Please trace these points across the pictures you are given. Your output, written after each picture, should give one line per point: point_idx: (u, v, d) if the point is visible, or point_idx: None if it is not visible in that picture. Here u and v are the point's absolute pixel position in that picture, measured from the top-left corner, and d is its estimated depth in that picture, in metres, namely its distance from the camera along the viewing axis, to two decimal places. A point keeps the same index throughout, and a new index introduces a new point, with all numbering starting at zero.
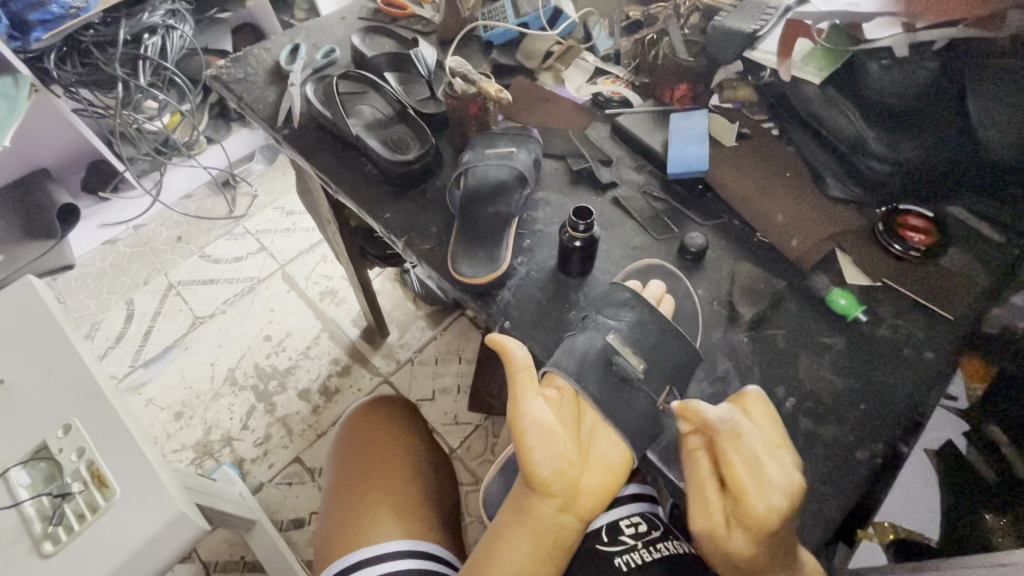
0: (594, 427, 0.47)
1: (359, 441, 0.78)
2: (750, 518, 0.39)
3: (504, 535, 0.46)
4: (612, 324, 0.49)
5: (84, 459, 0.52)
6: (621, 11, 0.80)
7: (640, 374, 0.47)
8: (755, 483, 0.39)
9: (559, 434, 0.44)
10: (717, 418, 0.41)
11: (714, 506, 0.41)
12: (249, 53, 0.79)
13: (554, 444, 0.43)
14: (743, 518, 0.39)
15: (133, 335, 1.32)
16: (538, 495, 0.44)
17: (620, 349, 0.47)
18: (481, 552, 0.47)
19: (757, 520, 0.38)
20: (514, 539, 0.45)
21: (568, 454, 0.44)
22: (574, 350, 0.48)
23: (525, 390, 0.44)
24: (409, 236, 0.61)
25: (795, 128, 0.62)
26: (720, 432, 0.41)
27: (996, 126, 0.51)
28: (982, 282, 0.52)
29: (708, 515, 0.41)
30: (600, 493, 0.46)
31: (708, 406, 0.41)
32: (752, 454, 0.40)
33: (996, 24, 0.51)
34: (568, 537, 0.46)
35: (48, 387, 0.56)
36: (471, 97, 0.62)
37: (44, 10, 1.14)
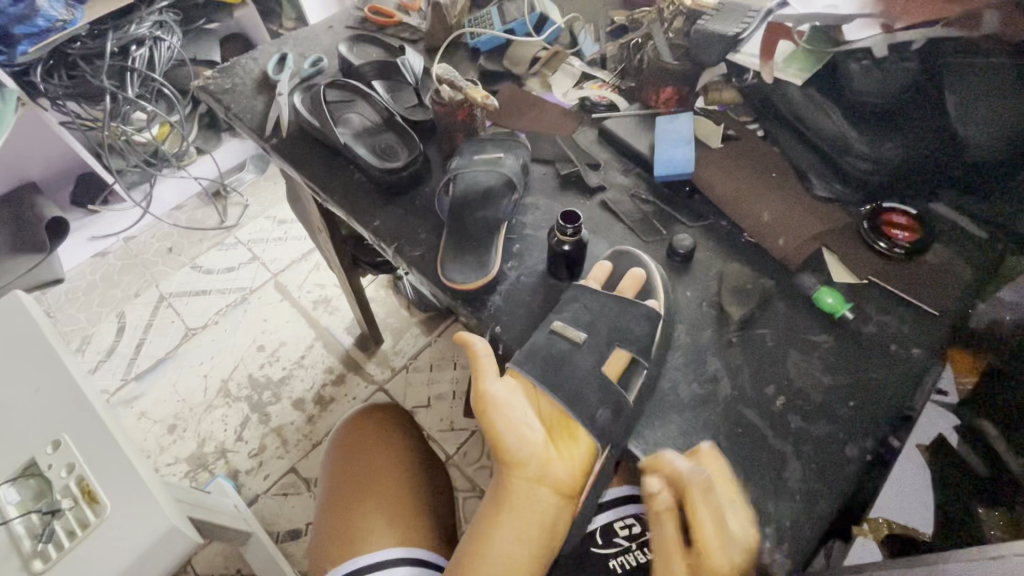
0: (552, 411, 0.49)
1: (348, 449, 0.78)
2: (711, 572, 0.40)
3: (487, 523, 0.47)
4: (557, 314, 0.51)
5: (73, 475, 0.51)
6: (606, 17, 0.80)
7: (580, 343, 0.49)
8: (716, 540, 0.41)
9: (520, 410, 0.47)
10: (688, 466, 0.44)
11: (675, 561, 0.43)
12: (237, 62, 0.79)
13: (515, 418, 0.46)
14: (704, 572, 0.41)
15: (125, 347, 1.31)
16: (511, 473, 0.46)
17: (561, 332, 0.50)
18: (467, 547, 0.47)
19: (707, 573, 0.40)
20: (496, 522, 0.46)
21: (531, 428, 0.46)
22: (541, 340, 0.50)
23: (485, 372, 0.48)
24: (399, 243, 0.61)
25: (781, 128, 0.62)
26: (687, 483, 0.43)
27: (974, 124, 0.51)
28: (965, 277, 0.53)
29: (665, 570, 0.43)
30: (571, 467, 0.46)
31: (678, 457, 0.44)
32: (718, 506, 0.42)
33: (973, 24, 0.51)
34: (549, 515, 0.45)
35: (35, 401, 0.55)
36: (458, 104, 0.63)
37: (30, 23, 1.13)
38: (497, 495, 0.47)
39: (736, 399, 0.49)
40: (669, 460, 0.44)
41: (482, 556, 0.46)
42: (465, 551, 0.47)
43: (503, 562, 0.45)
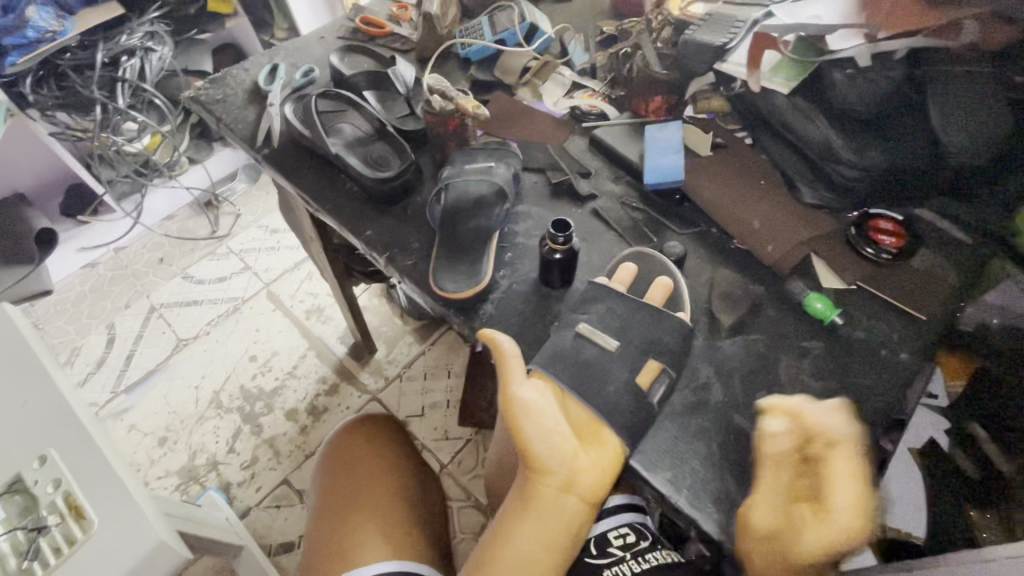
0: (581, 414, 0.46)
1: (339, 461, 0.77)
2: (831, 520, 0.37)
3: (506, 524, 0.45)
4: (582, 316, 0.51)
5: (60, 490, 0.50)
6: (595, 27, 0.82)
7: (613, 350, 0.48)
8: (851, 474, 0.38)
9: (550, 414, 0.44)
10: (832, 412, 0.43)
11: (779, 505, 0.40)
12: (228, 73, 0.79)
13: (544, 422, 0.44)
14: (821, 519, 0.37)
15: (114, 359, 1.29)
16: (537, 477, 0.44)
17: (589, 335, 0.49)
18: (483, 547, 0.46)
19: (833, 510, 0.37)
20: (516, 526, 0.44)
21: (562, 432, 0.44)
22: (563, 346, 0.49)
23: (514, 375, 0.46)
24: (391, 252, 0.61)
25: (767, 135, 0.63)
26: (828, 423, 0.42)
27: (958, 132, 0.52)
28: (951, 281, 0.54)
29: (764, 513, 0.40)
30: (599, 472, 0.44)
31: (820, 410, 0.43)
32: (858, 466, 0.39)
33: (953, 33, 0.51)
34: (573, 519, 0.44)
35: (18, 415, 0.54)
36: (449, 114, 0.63)
37: (19, 34, 1.13)
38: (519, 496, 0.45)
39: (728, 406, 0.49)
40: (813, 404, 0.44)
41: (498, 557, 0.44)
42: (481, 552, 0.46)
43: (521, 564, 0.44)
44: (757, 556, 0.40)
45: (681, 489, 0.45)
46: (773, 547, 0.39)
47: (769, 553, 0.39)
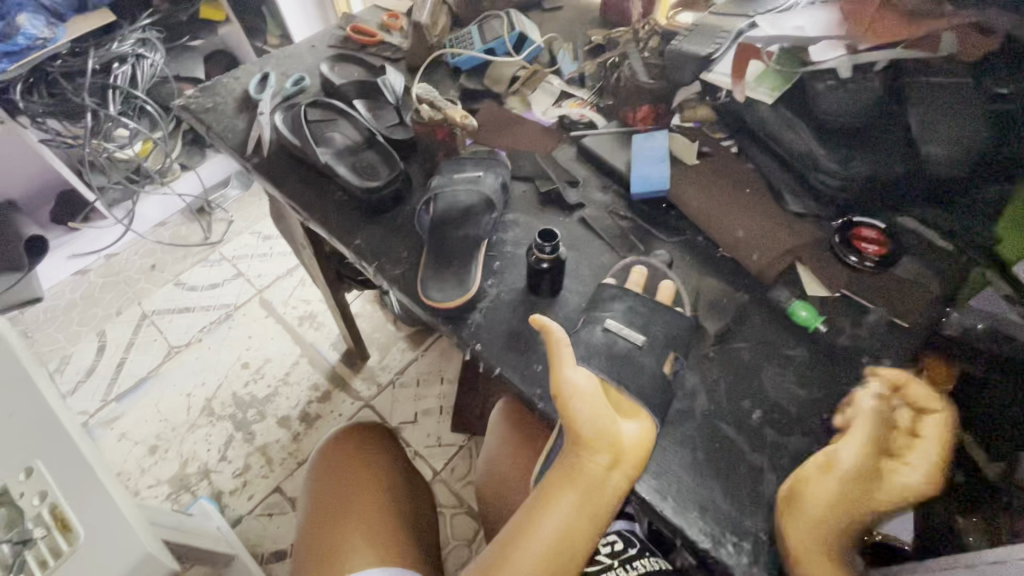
0: (620, 397, 0.48)
1: (328, 470, 0.77)
2: (923, 474, 0.39)
3: (541, 503, 0.44)
4: (607, 314, 0.52)
5: (47, 503, 0.49)
6: (584, 36, 0.82)
7: (641, 346, 0.50)
8: (940, 446, 0.40)
9: (600, 396, 0.45)
10: (925, 387, 0.44)
11: (874, 452, 0.41)
12: (218, 82, 0.80)
13: (595, 403, 0.44)
14: (909, 476, 0.39)
15: (105, 367, 1.28)
16: (583, 453, 0.44)
17: (616, 332, 0.51)
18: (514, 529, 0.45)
19: (927, 474, 0.39)
20: (556, 502, 0.44)
21: (608, 412, 0.45)
22: (593, 343, 0.51)
23: (566, 358, 0.46)
24: (380, 261, 0.61)
25: (752, 145, 0.64)
26: (926, 395, 0.43)
27: (937, 142, 0.52)
28: (935, 290, 0.54)
29: (859, 455, 0.41)
30: (641, 451, 0.45)
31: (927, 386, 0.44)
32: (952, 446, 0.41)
33: (932, 45, 0.54)
34: (614, 496, 0.44)
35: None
36: (438, 122, 0.67)
37: (10, 42, 1.12)
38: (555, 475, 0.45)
39: (713, 414, 0.50)
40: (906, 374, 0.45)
41: (531, 536, 0.43)
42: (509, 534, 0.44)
43: (560, 540, 0.43)
44: (828, 496, 0.41)
45: (667, 497, 0.45)
46: (857, 490, 0.41)
47: (840, 488, 0.41)
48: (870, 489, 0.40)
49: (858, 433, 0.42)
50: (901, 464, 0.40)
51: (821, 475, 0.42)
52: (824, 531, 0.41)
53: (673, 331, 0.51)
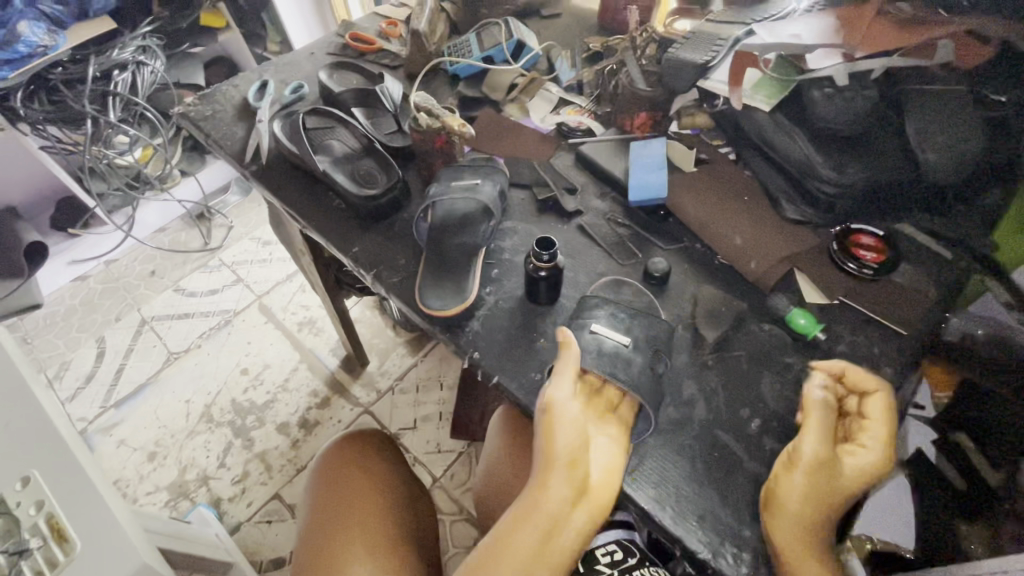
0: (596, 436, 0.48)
1: (328, 479, 0.77)
2: (880, 456, 0.43)
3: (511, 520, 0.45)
4: (592, 318, 0.52)
5: (44, 513, 0.49)
6: (582, 43, 0.83)
7: (626, 346, 0.50)
8: (886, 425, 0.45)
9: (579, 429, 0.45)
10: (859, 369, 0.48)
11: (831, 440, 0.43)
12: (217, 89, 0.80)
13: (574, 433, 0.45)
14: (866, 457, 0.43)
15: (105, 373, 1.28)
16: (552, 483, 0.44)
17: (604, 334, 0.50)
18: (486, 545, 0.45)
19: (879, 454, 0.43)
20: (521, 531, 0.44)
21: (583, 445, 0.45)
22: (584, 348, 0.49)
23: (556, 385, 0.46)
24: (378, 269, 0.61)
25: (751, 152, 0.64)
26: (860, 378, 0.47)
27: (933, 149, 0.52)
28: (931, 295, 0.54)
29: (819, 447, 0.43)
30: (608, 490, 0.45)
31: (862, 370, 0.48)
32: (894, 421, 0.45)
33: (929, 53, 0.54)
34: (574, 533, 0.44)
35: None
36: (436, 132, 0.63)
37: (11, 49, 1.13)
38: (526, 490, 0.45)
39: (711, 423, 0.49)
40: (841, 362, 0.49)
41: (499, 552, 0.44)
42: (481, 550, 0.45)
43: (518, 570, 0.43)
44: (803, 491, 0.42)
45: (666, 506, 0.45)
46: (824, 479, 0.42)
47: (815, 482, 0.42)
48: (835, 475, 0.43)
49: (813, 425, 0.44)
50: (859, 448, 0.44)
51: (790, 474, 0.43)
52: (808, 528, 0.42)
53: (665, 338, 0.51)
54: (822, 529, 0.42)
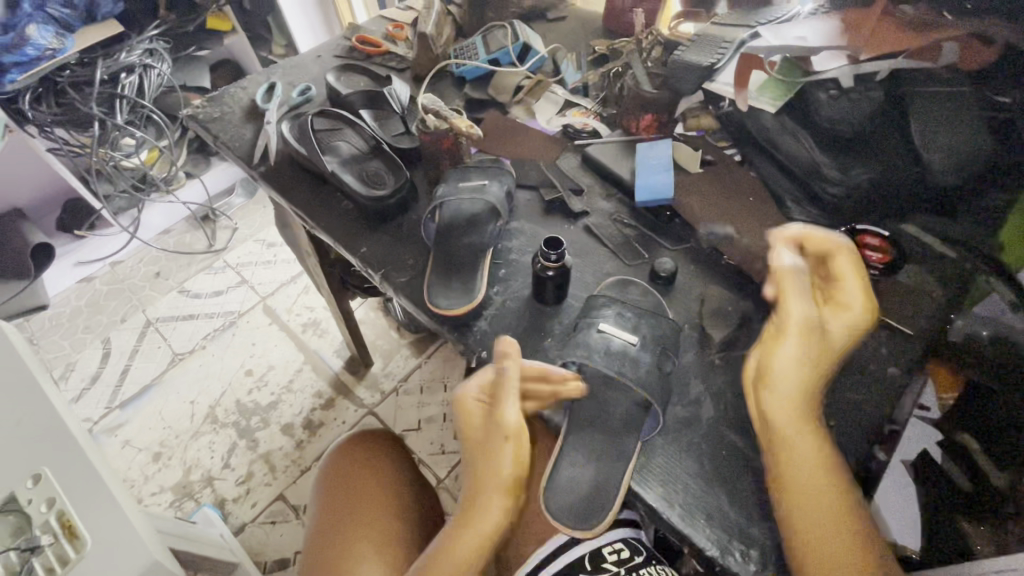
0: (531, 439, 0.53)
1: (336, 480, 0.77)
2: (859, 306, 0.46)
3: (455, 534, 0.49)
4: (601, 316, 0.52)
5: (54, 510, 0.49)
6: (587, 46, 0.83)
7: (634, 345, 0.50)
8: (857, 274, 0.47)
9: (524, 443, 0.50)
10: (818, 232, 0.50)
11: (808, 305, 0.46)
12: (226, 92, 0.81)
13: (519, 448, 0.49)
14: (846, 309, 0.46)
15: (110, 374, 1.29)
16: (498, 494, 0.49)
17: (611, 333, 0.50)
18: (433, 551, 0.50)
19: (855, 305, 0.46)
20: (465, 535, 0.49)
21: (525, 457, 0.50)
22: (592, 347, 0.50)
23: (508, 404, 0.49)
24: (386, 269, 0.61)
25: (755, 153, 0.64)
26: (822, 240, 0.49)
27: (939, 150, 0.53)
28: (936, 294, 0.54)
29: (797, 316, 0.46)
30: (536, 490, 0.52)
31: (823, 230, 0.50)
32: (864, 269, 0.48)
33: (933, 54, 0.56)
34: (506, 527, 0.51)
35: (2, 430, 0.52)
36: (444, 133, 0.64)
37: (19, 52, 1.14)
38: (468, 506, 0.50)
39: (718, 422, 0.50)
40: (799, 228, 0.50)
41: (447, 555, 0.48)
42: (428, 554, 0.50)
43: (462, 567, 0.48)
44: (796, 352, 0.45)
45: (674, 505, 0.45)
46: (812, 341, 0.46)
47: (804, 346, 0.45)
48: (823, 330, 0.46)
49: (792, 291, 0.47)
50: (837, 305, 0.47)
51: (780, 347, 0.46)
52: (810, 389, 0.45)
53: (672, 338, 0.52)
54: (822, 381, 0.46)
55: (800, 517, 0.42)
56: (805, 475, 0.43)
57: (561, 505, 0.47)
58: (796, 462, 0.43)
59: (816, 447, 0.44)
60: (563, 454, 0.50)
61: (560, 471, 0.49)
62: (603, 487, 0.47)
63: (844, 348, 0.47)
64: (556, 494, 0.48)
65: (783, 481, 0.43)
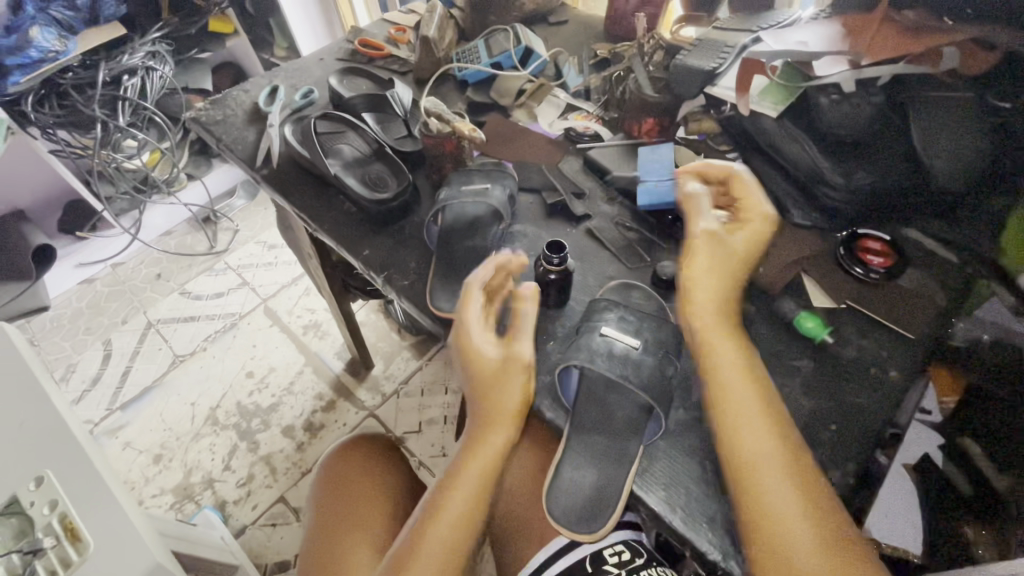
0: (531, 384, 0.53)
1: (335, 486, 0.77)
2: (759, 218, 0.51)
3: (456, 471, 0.51)
4: (603, 321, 0.52)
5: (56, 513, 0.49)
6: (589, 50, 0.84)
7: (636, 348, 0.50)
8: (754, 194, 0.52)
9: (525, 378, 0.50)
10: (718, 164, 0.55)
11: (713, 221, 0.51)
12: (228, 94, 0.81)
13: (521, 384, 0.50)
14: (744, 224, 0.51)
15: (110, 376, 1.29)
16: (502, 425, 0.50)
17: (614, 337, 0.51)
18: (436, 493, 0.50)
19: (756, 219, 0.51)
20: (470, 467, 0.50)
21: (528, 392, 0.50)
22: (594, 351, 0.50)
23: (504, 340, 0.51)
24: (389, 272, 0.61)
25: (757, 157, 0.65)
26: (722, 168, 0.54)
27: (941, 156, 0.53)
28: (938, 300, 0.55)
29: (706, 232, 0.51)
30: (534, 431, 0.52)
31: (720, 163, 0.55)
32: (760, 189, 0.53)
33: (934, 60, 0.54)
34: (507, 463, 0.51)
35: (7, 432, 0.53)
36: (446, 136, 0.64)
37: (22, 54, 1.14)
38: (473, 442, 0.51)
39: None
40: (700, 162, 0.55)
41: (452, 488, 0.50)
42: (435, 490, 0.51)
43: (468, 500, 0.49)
44: (708, 262, 0.50)
45: (676, 508, 0.45)
46: (719, 249, 0.50)
47: (714, 257, 0.50)
48: (728, 237, 0.51)
49: (697, 211, 0.52)
50: (740, 224, 0.52)
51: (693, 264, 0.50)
52: (726, 296, 0.50)
53: (673, 340, 0.52)
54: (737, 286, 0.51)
55: (735, 424, 0.45)
56: (738, 386, 0.46)
57: (563, 508, 0.48)
58: (726, 375, 0.47)
59: (740, 365, 0.47)
60: (564, 459, 0.50)
61: (561, 477, 0.49)
62: (604, 492, 0.47)
63: (751, 258, 0.51)
64: (557, 498, 0.48)
65: (719, 393, 0.46)
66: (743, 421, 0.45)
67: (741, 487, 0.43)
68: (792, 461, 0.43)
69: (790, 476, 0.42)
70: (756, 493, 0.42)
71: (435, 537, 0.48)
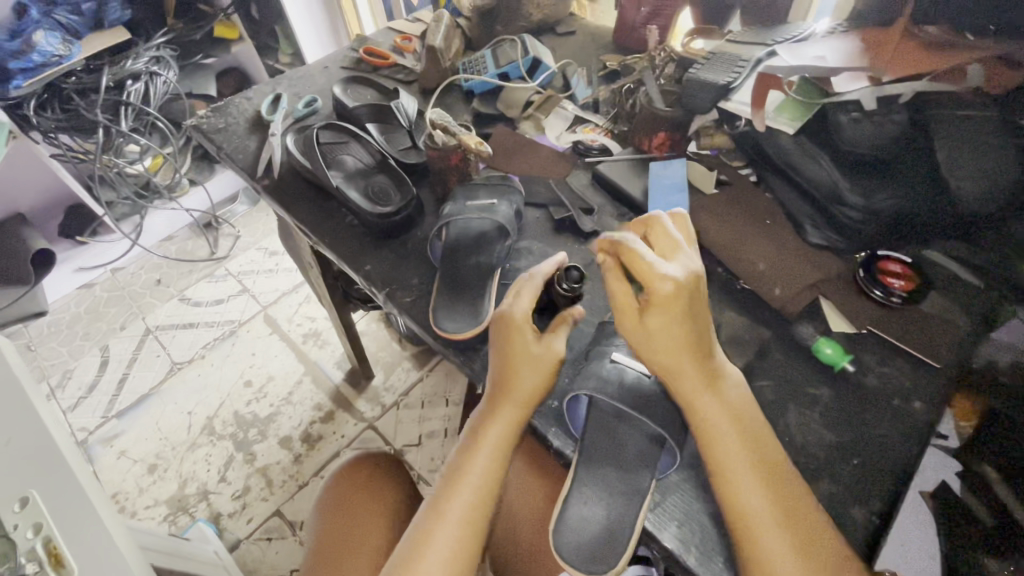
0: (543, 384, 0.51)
1: (335, 508, 0.74)
2: (658, 292, 0.44)
3: (467, 452, 0.48)
4: (613, 347, 0.51)
5: (42, 536, 0.42)
6: (598, 61, 0.82)
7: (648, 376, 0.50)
8: (640, 267, 0.45)
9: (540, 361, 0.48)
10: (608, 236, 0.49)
11: (624, 308, 0.46)
12: (231, 102, 0.80)
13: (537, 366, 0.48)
14: (652, 300, 0.45)
15: (107, 383, 1.27)
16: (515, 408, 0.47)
17: (627, 364, 0.50)
18: (452, 465, 0.48)
19: (654, 293, 0.44)
20: (481, 452, 0.47)
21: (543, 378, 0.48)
22: (604, 378, 0.49)
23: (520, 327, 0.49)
24: (390, 288, 0.60)
25: (772, 175, 0.63)
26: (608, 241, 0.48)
27: (968, 179, 0.51)
28: (961, 324, 0.53)
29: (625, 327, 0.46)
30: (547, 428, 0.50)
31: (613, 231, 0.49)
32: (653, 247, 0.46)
33: (959, 77, 0.53)
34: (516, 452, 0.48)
35: None
36: (452, 149, 0.61)
37: (25, 58, 1.13)
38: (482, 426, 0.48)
39: None
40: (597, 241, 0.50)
41: (463, 475, 0.46)
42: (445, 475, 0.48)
43: (479, 485, 0.46)
44: (651, 348, 0.45)
45: (691, 548, 0.43)
46: (644, 337, 0.45)
47: (646, 345, 0.45)
48: (644, 319, 0.45)
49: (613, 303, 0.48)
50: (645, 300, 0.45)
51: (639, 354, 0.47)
52: (687, 367, 0.45)
53: None
54: (701, 345, 0.45)
55: (730, 479, 0.42)
56: (731, 441, 0.43)
57: (572, 546, 0.45)
58: (717, 430, 0.44)
59: (730, 407, 0.45)
60: (572, 492, 0.47)
61: (569, 510, 0.46)
62: (615, 531, 0.44)
63: (692, 324, 0.44)
64: (564, 535, 0.45)
65: (710, 450, 0.43)
66: (737, 478, 0.42)
67: (743, 547, 0.40)
68: (792, 514, 0.41)
69: (792, 537, 0.40)
70: (754, 548, 0.40)
71: (455, 506, 0.45)
